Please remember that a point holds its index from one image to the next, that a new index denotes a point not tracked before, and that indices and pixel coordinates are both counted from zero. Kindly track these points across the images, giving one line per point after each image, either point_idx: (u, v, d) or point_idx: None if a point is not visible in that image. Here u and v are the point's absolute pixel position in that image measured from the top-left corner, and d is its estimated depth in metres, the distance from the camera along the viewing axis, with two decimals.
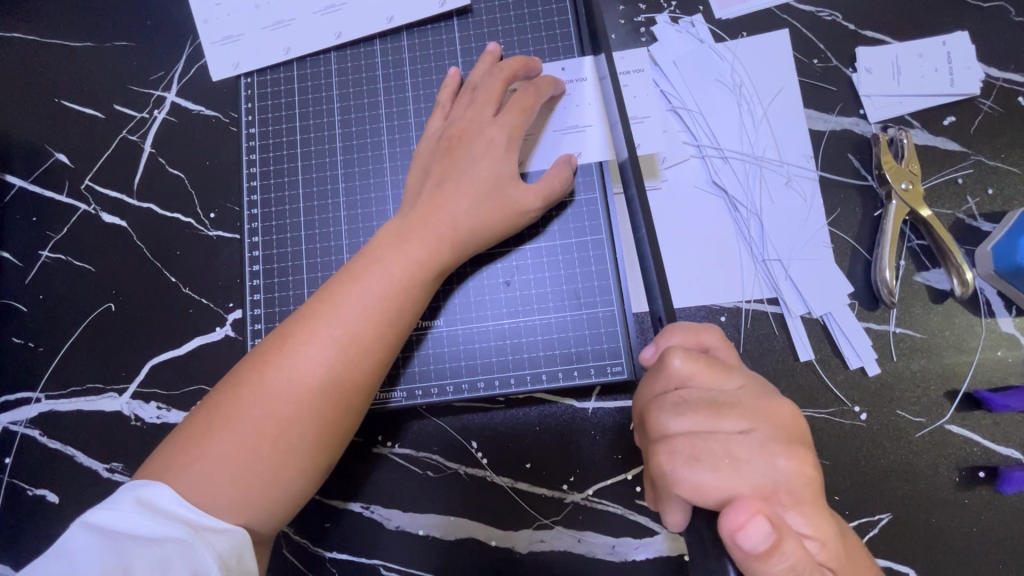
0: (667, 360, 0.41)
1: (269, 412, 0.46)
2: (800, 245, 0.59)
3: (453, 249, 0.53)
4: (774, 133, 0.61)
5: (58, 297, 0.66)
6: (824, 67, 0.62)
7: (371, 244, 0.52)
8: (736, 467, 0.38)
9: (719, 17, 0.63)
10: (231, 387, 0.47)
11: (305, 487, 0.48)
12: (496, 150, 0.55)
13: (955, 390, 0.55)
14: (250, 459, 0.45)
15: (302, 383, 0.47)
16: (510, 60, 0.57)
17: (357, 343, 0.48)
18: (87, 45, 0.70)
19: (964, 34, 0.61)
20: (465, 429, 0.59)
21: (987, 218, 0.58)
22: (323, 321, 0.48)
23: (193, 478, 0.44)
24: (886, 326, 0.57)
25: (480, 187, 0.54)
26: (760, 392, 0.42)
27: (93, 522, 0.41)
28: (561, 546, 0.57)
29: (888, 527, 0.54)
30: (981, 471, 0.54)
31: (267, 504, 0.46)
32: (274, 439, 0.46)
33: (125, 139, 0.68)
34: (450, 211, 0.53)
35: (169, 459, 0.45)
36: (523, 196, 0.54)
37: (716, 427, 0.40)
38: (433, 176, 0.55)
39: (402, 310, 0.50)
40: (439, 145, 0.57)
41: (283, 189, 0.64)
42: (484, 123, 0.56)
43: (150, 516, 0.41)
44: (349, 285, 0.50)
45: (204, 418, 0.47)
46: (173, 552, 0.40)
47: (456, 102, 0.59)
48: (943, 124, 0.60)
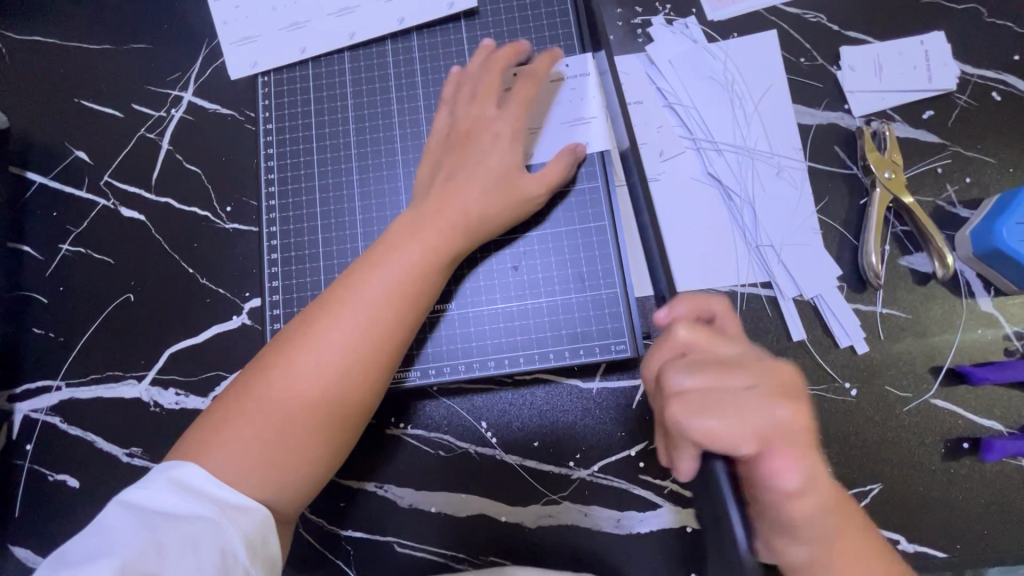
0: (673, 329, 0.44)
1: (296, 393, 0.48)
2: (792, 231, 0.62)
3: (466, 235, 0.56)
4: (765, 126, 0.65)
5: (78, 289, 0.68)
6: (810, 65, 0.65)
7: (387, 233, 0.55)
8: (742, 417, 0.38)
9: (712, 19, 0.67)
10: (257, 371, 0.50)
11: (329, 465, 0.50)
12: (502, 144, 0.58)
13: (939, 366, 0.59)
14: (277, 439, 0.47)
15: (324, 365, 0.49)
16: (504, 52, 0.62)
17: (377, 326, 0.51)
18: (107, 47, 0.72)
19: (941, 33, 0.65)
20: (475, 410, 0.61)
21: (965, 204, 0.62)
22: (345, 306, 0.51)
23: (223, 458, 0.46)
24: (873, 306, 0.60)
25: (489, 177, 0.57)
26: (759, 356, 0.42)
27: (129, 500, 0.44)
28: (568, 521, 0.59)
29: (879, 496, 0.57)
30: (965, 442, 0.57)
31: (298, 481, 0.48)
32: (303, 418, 0.48)
33: (143, 136, 0.71)
34: (462, 200, 0.56)
35: (198, 441, 0.47)
36: (529, 185, 0.58)
37: (721, 384, 0.40)
38: (444, 168, 0.58)
39: (421, 294, 0.53)
40: (447, 140, 0.60)
41: (299, 182, 0.67)
42: (488, 120, 0.59)
43: (179, 494, 0.44)
44: (368, 272, 0.52)
45: (231, 402, 0.49)
46: (204, 531, 0.42)
47: (456, 98, 0.62)
48: (922, 117, 0.64)
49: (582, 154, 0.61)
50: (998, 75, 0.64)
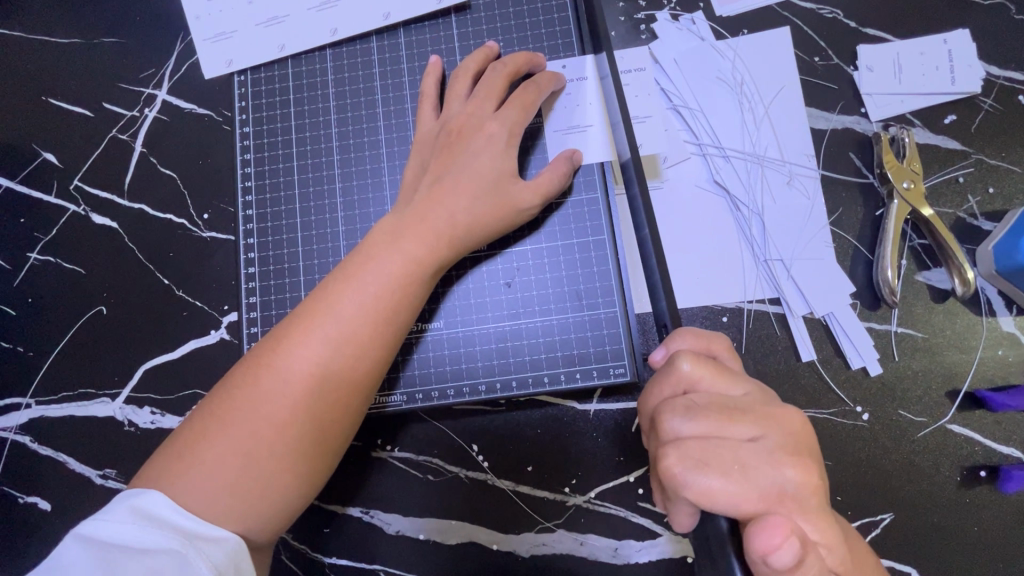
0: (677, 363, 0.40)
1: (266, 414, 0.45)
2: (803, 245, 0.59)
3: (452, 246, 0.52)
4: (776, 132, 0.60)
5: (48, 300, 0.65)
6: (825, 65, 0.61)
7: (366, 242, 0.51)
8: (745, 475, 0.37)
9: (720, 14, 0.62)
10: (226, 391, 0.46)
11: (303, 492, 0.47)
12: (496, 146, 0.54)
13: (956, 389, 0.55)
14: (243, 465, 0.44)
15: (299, 384, 0.46)
16: (513, 56, 0.57)
17: (353, 342, 0.47)
18: (74, 42, 0.68)
19: (965, 31, 0.61)
20: (465, 432, 0.58)
21: (988, 217, 0.58)
22: (317, 321, 0.47)
23: (188, 486, 0.43)
24: (888, 326, 0.57)
25: (479, 183, 0.53)
26: (764, 400, 0.41)
27: (87, 534, 0.41)
28: (563, 549, 0.57)
29: (891, 527, 0.54)
30: (982, 470, 0.54)
31: (266, 510, 0.45)
32: (272, 442, 0.45)
33: (115, 137, 0.67)
34: (448, 207, 0.52)
35: (163, 467, 0.44)
36: (522, 194, 0.54)
37: (725, 433, 0.38)
38: (432, 171, 0.54)
39: (400, 308, 0.49)
40: (438, 139, 0.56)
41: (279, 190, 0.63)
42: (484, 119, 0.55)
43: (141, 525, 0.40)
44: (343, 284, 0.49)
45: (199, 422, 0.46)
46: (166, 565, 0.39)
47: (450, 94, 0.57)
48: (944, 123, 0.59)
49: (578, 162, 0.57)
50: None
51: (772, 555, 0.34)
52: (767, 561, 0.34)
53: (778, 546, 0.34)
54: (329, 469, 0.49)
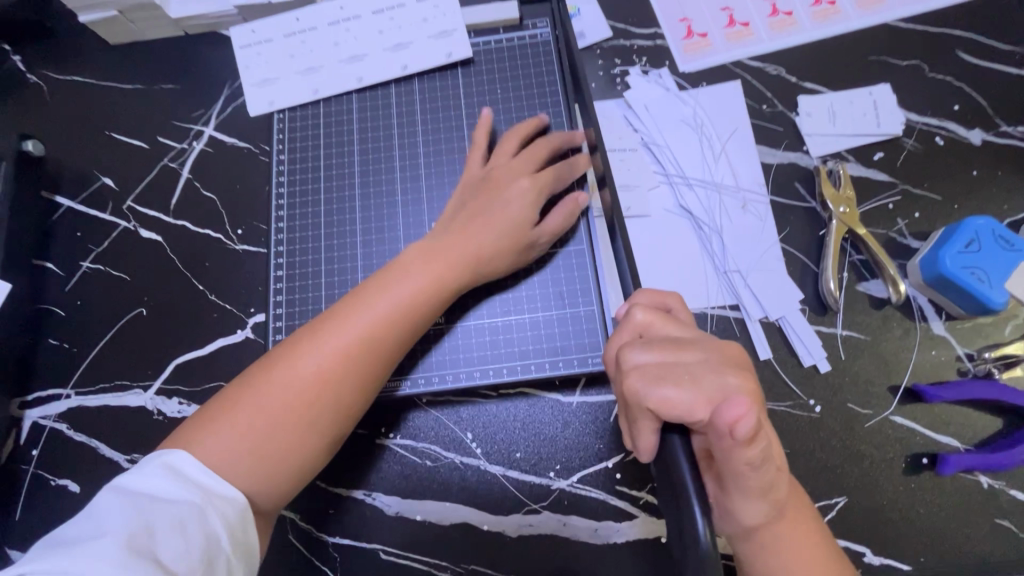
0: (631, 312, 0.47)
1: (293, 395, 0.52)
2: (757, 258, 0.68)
3: (470, 274, 0.61)
4: (731, 163, 0.71)
5: (95, 303, 0.73)
6: (771, 111, 0.73)
7: (397, 260, 0.60)
8: (695, 382, 0.41)
9: (683, 70, 0.75)
10: (262, 369, 0.54)
11: (300, 475, 0.53)
12: (523, 199, 0.63)
13: (896, 385, 0.63)
14: (258, 444, 0.51)
15: (314, 375, 0.53)
16: (523, 124, 0.69)
17: (376, 345, 0.55)
18: (138, 87, 0.80)
19: (887, 85, 0.73)
20: (460, 421, 0.65)
21: (916, 236, 0.67)
22: (350, 321, 0.55)
23: (209, 462, 0.49)
24: (833, 328, 0.65)
25: (502, 224, 0.62)
26: (709, 338, 0.46)
27: (120, 485, 0.46)
28: (547, 530, 0.62)
29: (844, 509, 0.60)
30: (924, 457, 0.60)
31: (279, 477, 0.52)
32: (296, 418, 0.52)
33: (166, 165, 0.78)
34: (475, 241, 0.61)
35: (194, 431, 0.51)
36: (537, 235, 0.63)
37: (675, 358, 0.43)
38: (468, 208, 0.64)
39: (419, 324, 0.58)
40: (478, 184, 0.66)
41: (307, 207, 0.73)
42: (521, 175, 0.65)
43: (171, 479, 0.47)
44: (376, 292, 0.57)
45: (223, 404, 0.52)
46: (190, 514, 0.46)
47: (499, 150, 0.67)
48: (873, 158, 0.70)
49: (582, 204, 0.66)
50: (940, 122, 0.71)
51: (739, 424, 0.36)
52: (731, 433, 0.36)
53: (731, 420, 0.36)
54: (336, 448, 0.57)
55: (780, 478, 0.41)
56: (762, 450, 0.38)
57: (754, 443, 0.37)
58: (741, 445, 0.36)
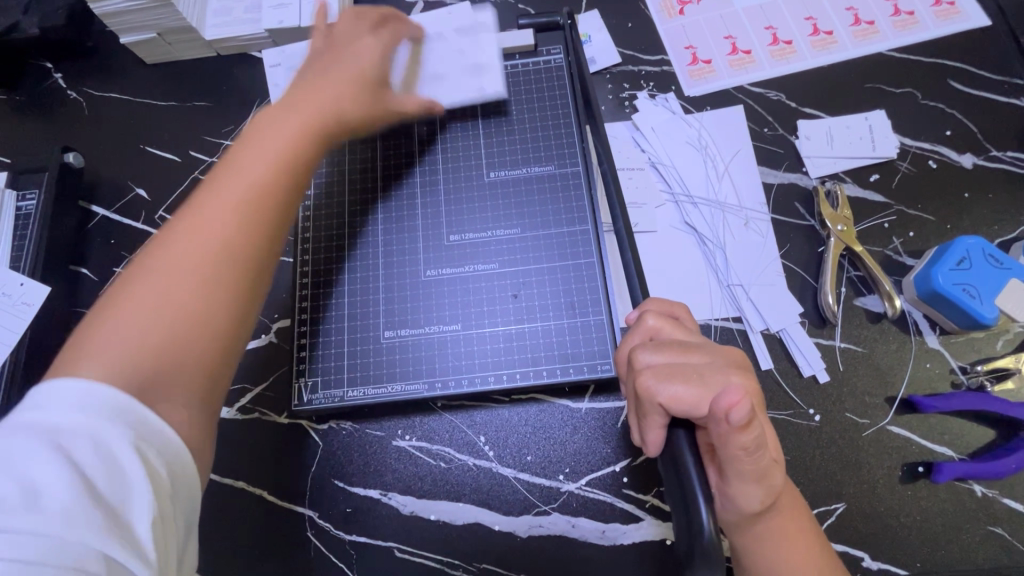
0: (644, 317, 0.50)
1: (190, 283, 0.48)
2: (759, 272, 0.71)
3: (330, 118, 0.60)
4: (734, 183, 0.75)
5: None
6: (772, 134, 0.77)
7: (253, 123, 0.57)
8: (702, 380, 0.44)
9: (688, 94, 0.79)
10: (163, 237, 0.50)
11: (216, 332, 0.48)
12: (372, 49, 0.66)
13: (893, 396, 0.65)
14: (152, 312, 0.46)
15: (216, 233, 0.50)
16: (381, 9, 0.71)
17: (277, 198, 0.53)
18: (172, 104, 0.85)
19: (882, 112, 0.77)
20: (474, 424, 0.68)
21: (910, 254, 0.71)
22: (220, 181, 0.52)
23: (92, 358, 0.43)
24: (832, 340, 0.68)
25: (349, 73, 0.63)
26: (717, 344, 0.49)
27: (35, 411, 0.40)
28: (556, 531, 0.64)
29: (843, 515, 0.62)
30: (919, 466, 0.63)
31: (166, 389, 0.45)
32: (190, 319, 0.47)
33: (197, 178, 0.82)
34: (328, 93, 0.61)
35: (78, 343, 0.45)
36: (402, 100, 0.68)
37: (684, 360, 0.46)
38: (293, 89, 0.62)
39: (305, 162, 0.56)
40: (315, 57, 0.65)
41: (328, 217, 0.74)
42: (344, 71, 0.63)
43: (85, 402, 0.40)
44: (235, 153, 0.54)
45: (107, 301, 0.47)
46: (105, 441, 0.39)
47: (335, 22, 0.68)
48: (870, 180, 0.74)
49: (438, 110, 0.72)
50: (933, 146, 0.75)
51: (733, 409, 0.38)
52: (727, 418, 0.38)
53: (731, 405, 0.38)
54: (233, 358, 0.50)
55: (776, 470, 0.44)
56: (757, 437, 0.41)
57: (749, 429, 0.40)
58: (734, 429, 0.39)
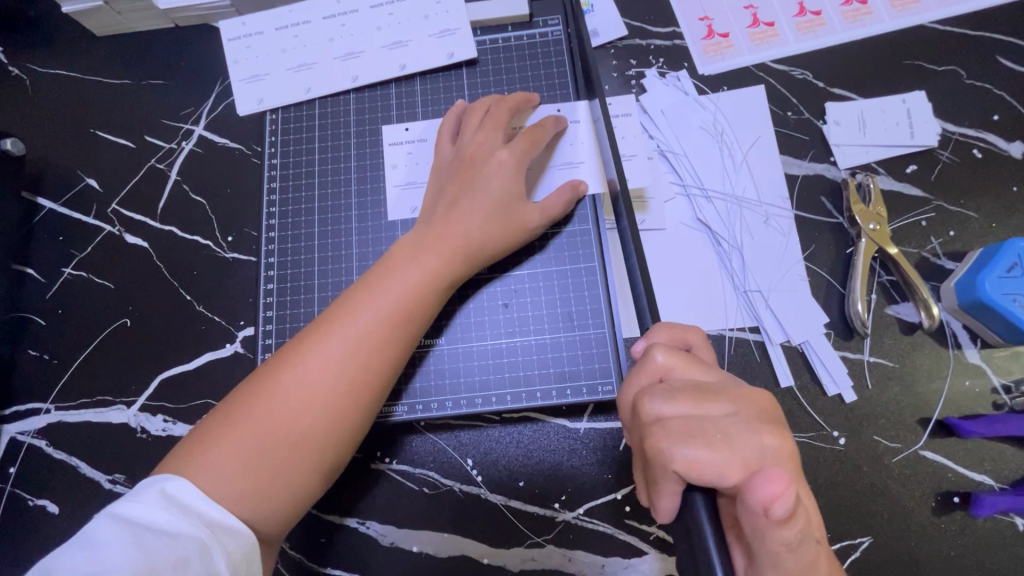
0: (651, 354, 0.44)
1: (287, 411, 0.48)
2: (779, 277, 0.63)
3: (463, 261, 0.57)
4: (753, 176, 0.67)
5: (77, 312, 0.69)
6: (797, 119, 0.68)
7: (387, 257, 0.56)
8: (728, 444, 0.38)
9: (702, 72, 0.70)
10: (251, 387, 0.50)
11: (325, 469, 0.50)
12: (508, 172, 0.59)
13: (927, 417, 0.58)
14: (262, 445, 0.47)
15: (306, 394, 0.49)
16: (514, 95, 0.65)
17: (368, 348, 0.51)
18: (125, 82, 0.76)
19: (922, 93, 0.68)
20: (461, 446, 0.61)
21: (950, 257, 0.63)
22: (315, 349, 0.50)
23: (208, 465, 0.46)
24: (860, 355, 0.61)
25: (494, 203, 0.58)
26: (734, 383, 0.43)
27: (120, 514, 0.42)
28: (551, 565, 0.58)
29: (869, 550, 0.56)
30: (955, 496, 0.56)
31: (276, 492, 0.47)
32: (296, 423, 0.48)
33: (153, 166, 0.73)
34: (464, 226, 0.57)
35: (188, 451, 0.47)
36: (555, 202, 0.60)
37: (702, 411, 0.40)
38: (448, 193, 0.60)
39: (415, 314, 0.54)
40: (453, 167, 0.61)
41: (300, 215, 0.69)
42: (499, 146, 0.61)
43: (173, 511, 0.42)
44: (361, 296, 0.53)
45: (221, 412, 0.49)
46: (193, 552, 0.41)
47: (465, 125, 0.63)
48: (906, 171, 0.66)
49: (581, 193, 0.62)
50: (978, 133, 0.66)
51: (775, 504, 0.34)
52: (769, 513, 0.35)
53: (775, 498, 0.34)
54: (336, 469, 0.52)
55: (820, 554, 0.38)
56: (800, 531, 0.36)
57: (792, 523, 0.35)
58: (775, 524, 0.35)
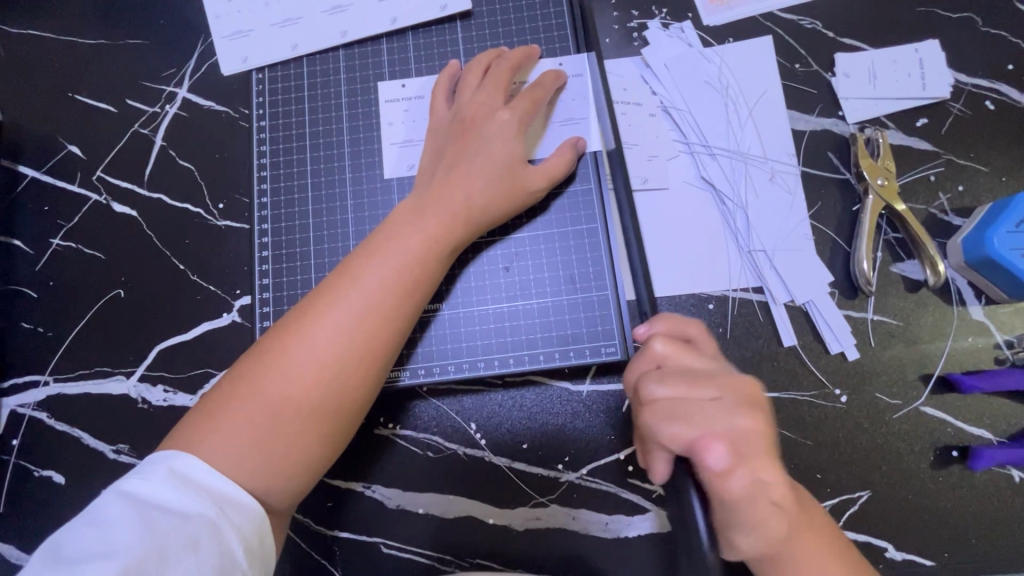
0: (650, 345, 0.46)
1: (292, 384, 0.48)
2: (784, 236, 0.62)
3: (466, 226, 0.56)
4: (759, 132, 0.65)
5: (68, 284, 0.68)
6: (805, 71, 0.66)
7: (386, 224, 0.55)
8: (708, 424, 0.41)
9: (708, 23, 0.67)
10: (254, 359, 0.49)
11: (335, 441, 0.50)
12: (509, 133, 0.58)
13: (929, 373, 0.59)
14: (272, 416, 0.47)
15: (312, 365, 0.48)
16: (513, 51, 0.62)
17: (371, 320, 0.50)
18: (101, 42, 0.72)
19: (935, 42, 0.65)
20: (463, 411, 0.61)
21: (958, 213, 0.62)
22: (319, 320, 0.49)
23: (216, 440, 0.46)
24: (864, 313, 0.60)
25: (496, 166, 0.57)
26: (726, 370, 0.45)
27: (128, 492, 0.42)
28: (555, 523, 0.59)
29: (867, 503, 0.57)
30: (954, 450, 0.57)
31: (287, 465, 0.47)
32: (301, 397, 0.48)
33: (137, 132, 0.71)
34: (465, 191, 0.56)
35: (194, 426, 0.47)
36: (558, 162, 0.59)
37: (693, 394, 0.42)
38: (448, 157, 0.58)
39: (419, 283, 0.53)
40: (451, 129, 0.59)
41: (292, 180, 0.67)
42: (499, 107, 0.59)
43: (180, 489, 0.42)
44: (363, 264, 0.52)
45: (228, 384, 0.48)
46: (202, 532, 0.41)
47: (463, 85, 0.61)
48: (916, 125, 0.64)
49: (582, 150, 0.61)
50: (992, 83, 0.64)
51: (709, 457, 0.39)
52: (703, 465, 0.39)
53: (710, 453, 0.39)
54: (345, 440, 0.52)
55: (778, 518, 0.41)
56: (746, 485, 0.39)
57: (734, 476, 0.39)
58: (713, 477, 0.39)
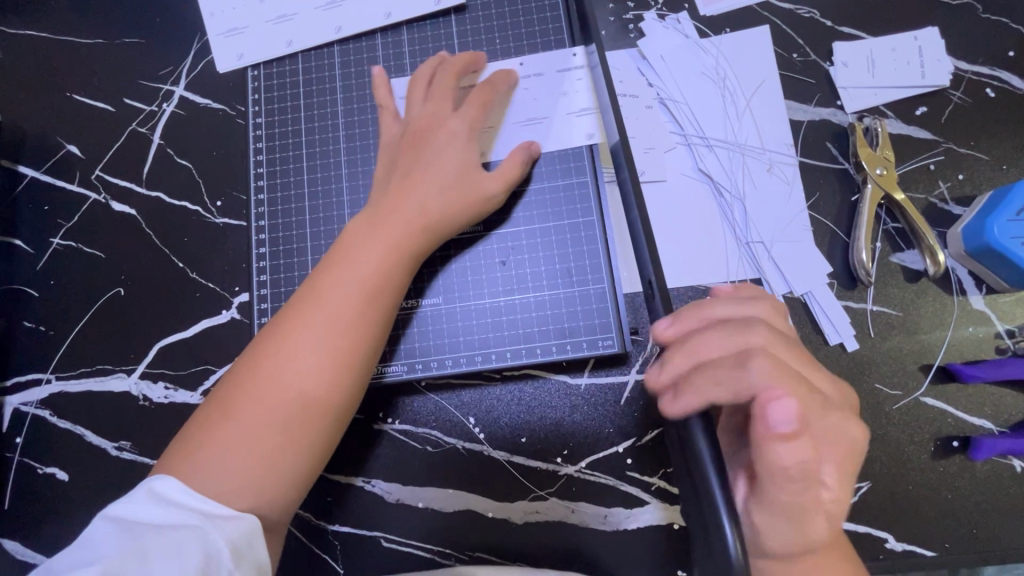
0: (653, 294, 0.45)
1: (268, 401, 0.48)
2: (782, 227, 0.62)
3: (425, 231, 0.55)
4: (756, 122, 0.64)
5: (69, 283, 0.68)
6: (803, 61, 0.65)
7: (346, 238, 0.55)
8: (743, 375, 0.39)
9: (704, 13, 0.66)
10: (230, 384, 0.49)
11: (320, 452, 0.50)
12: (459, 141, 0.58)
13: (929, 364, 0.58)
14: (252, 435, 0.47)
15: (286, 382, 0.48)
16: (457, 58, 0.62)
17: (341, 332, 0.50)
18: (98, 42, 0.72)
19: (934, 29, 0.65)
20: (462, 404, 0.61)
21: (958, 202, 0.62)
22: (288, 337, 0.50)
23: (199, 465, 0.46)
24: (863, 303, 0.60)
25: (448, 173, 0.57)
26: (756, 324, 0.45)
27: (114, 515, 0.43)
28: (555, 516, 0.59)
29: (867, 495, 0.57)
30: (955, 441, 0.57)
31: (273, 479, 0.47)
32: (279, 414, 0.48)
33: (135, 130, 0.71)
34: (419, 197, 0.55)
35: (177, 455, 0.47)
36: (510, 164, 0.58)
37: (721, 346, 0.42)
38: (397, 168, 0.58)
39: (387, 291, 0.53)
40: (400, 141, 0.59)
41: (289, 177, 0.67)
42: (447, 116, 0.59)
43: (162, 505, 0.43)
44: (327, 279, 0.52)
45: (207, 411, 0.49)
46: (186, 537, 0.41)
47: (410, 97, 0.61)
48: (916, 114, 0.63)
49: (535, 154, 0.60)
50: (993, 71, 0.63)
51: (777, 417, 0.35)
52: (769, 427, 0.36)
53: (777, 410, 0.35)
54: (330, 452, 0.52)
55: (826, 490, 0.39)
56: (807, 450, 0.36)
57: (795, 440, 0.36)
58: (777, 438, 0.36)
